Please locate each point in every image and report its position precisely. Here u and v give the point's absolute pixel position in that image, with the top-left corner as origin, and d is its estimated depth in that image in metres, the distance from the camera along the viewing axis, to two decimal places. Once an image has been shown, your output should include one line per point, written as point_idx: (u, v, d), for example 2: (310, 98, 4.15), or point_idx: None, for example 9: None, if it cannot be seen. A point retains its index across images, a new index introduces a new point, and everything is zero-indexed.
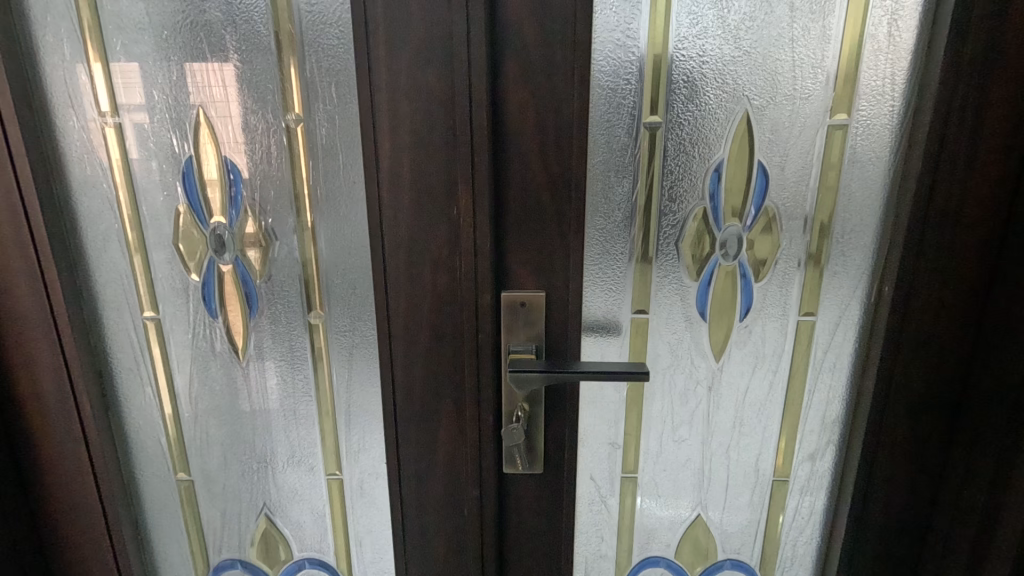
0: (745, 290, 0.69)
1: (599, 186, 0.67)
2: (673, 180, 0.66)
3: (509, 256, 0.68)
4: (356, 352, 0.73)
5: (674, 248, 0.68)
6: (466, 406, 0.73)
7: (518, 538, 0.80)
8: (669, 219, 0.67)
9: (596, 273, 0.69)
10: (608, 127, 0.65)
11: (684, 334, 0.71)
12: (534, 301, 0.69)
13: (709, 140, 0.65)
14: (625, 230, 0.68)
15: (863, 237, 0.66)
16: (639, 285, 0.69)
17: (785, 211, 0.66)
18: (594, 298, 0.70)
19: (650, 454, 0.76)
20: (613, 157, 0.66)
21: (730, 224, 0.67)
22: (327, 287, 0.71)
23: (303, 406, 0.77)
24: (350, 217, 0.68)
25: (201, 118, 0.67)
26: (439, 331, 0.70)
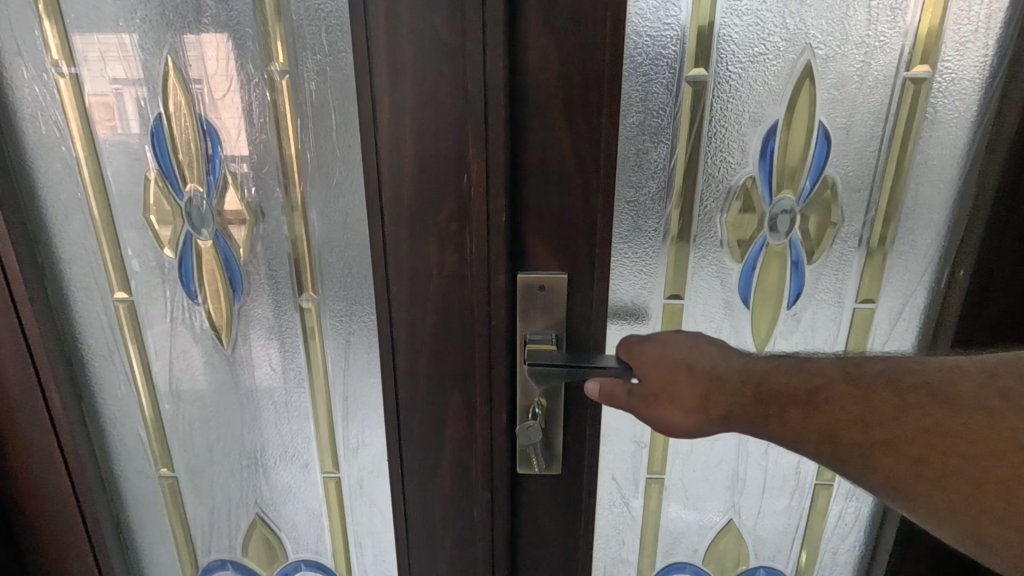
0: (795, 273, 0.61)
1: (631, 153, 0.58)
2: (717, 146, 0.58)
3: (527, 233, 0.59)
4: (353, 339, 0.65)
5: (716, 224, 0.60)
6: (476, 400, 0.65)
7: (532, 542, 0.73)
8: (711, 191, 0.59)
9: (625, 253, 0.61)
10: (644, 82, 0.56)
11: (722, 322, 0.63)
12: (555, 284, 0.60)
13: (762, 99, 0.56)
14: (659, 203, 0.59)
15: (936, 213, 0.58)
16: (673, 268, 0.61)
17: (847, 182, 0.57)
18: (623, 281, 0.62)
19: (679, 455, 0.69)
20: (649, 119, 0.57)
21: (783, 197, 0.59)
22: (320, 267, 0.63)
23: (296, 397, 0.69)
24: (345, 187, 0.59)
25: (170, 68, 0.57)
26: (447, 318, 0.62)
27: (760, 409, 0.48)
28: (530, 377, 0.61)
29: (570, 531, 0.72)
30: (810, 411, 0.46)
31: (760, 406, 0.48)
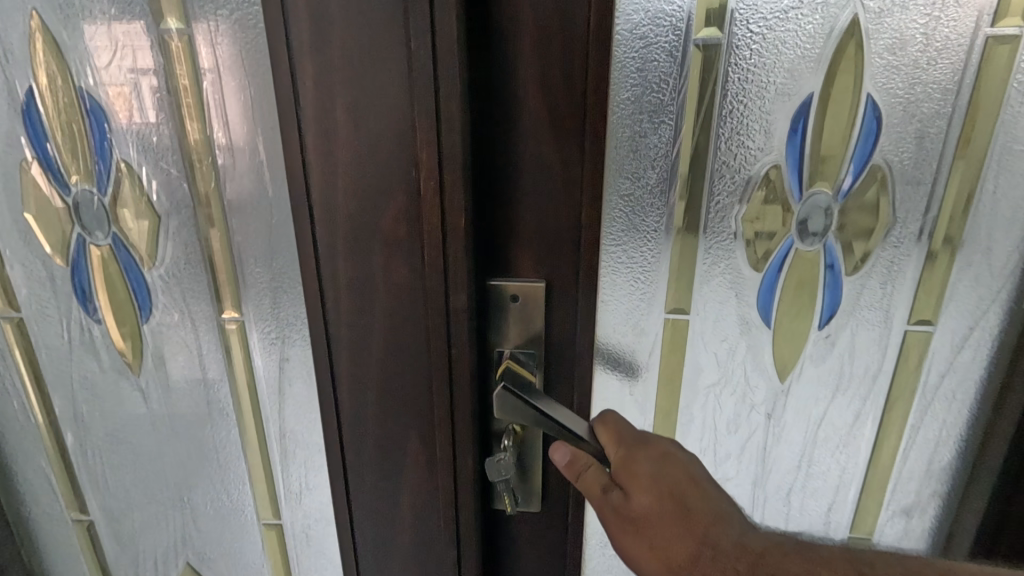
0: (830, 287, 0.51)
1: (624, 136, 0.47)
2: (733, 127, 0.47)
3: (498, 235, 0.49)
4: (287, 365, 0.54)
5: (728, 224, 0.49)
6: (438, 442, 0.53)
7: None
8: (723, 184, 0.48)
9: (616, 259, 0.50)
10: (641, 46, 0.45)
11: (739, 342, 0.53)
12: (532, 293, 0.50)
13: (793, 67, 0.45)
14: (659, 198, 0.48)
15: (1016, 214, 0.48)
16: (676, 276, 0.51)
17: (900, 174, 0.48)
18: (614, 294, 0.51)
19: None
20: (647, 93, 0.46)
21: (817, 189, 0.48)
22: (242, 279, 0.51)
23: (223, 433, 0.58)
24: (265, 179, 0.47)
25: (40, 29, 0.45)
26: (398, 343, 0.50)
27: None
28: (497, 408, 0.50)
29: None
30: None
31: None
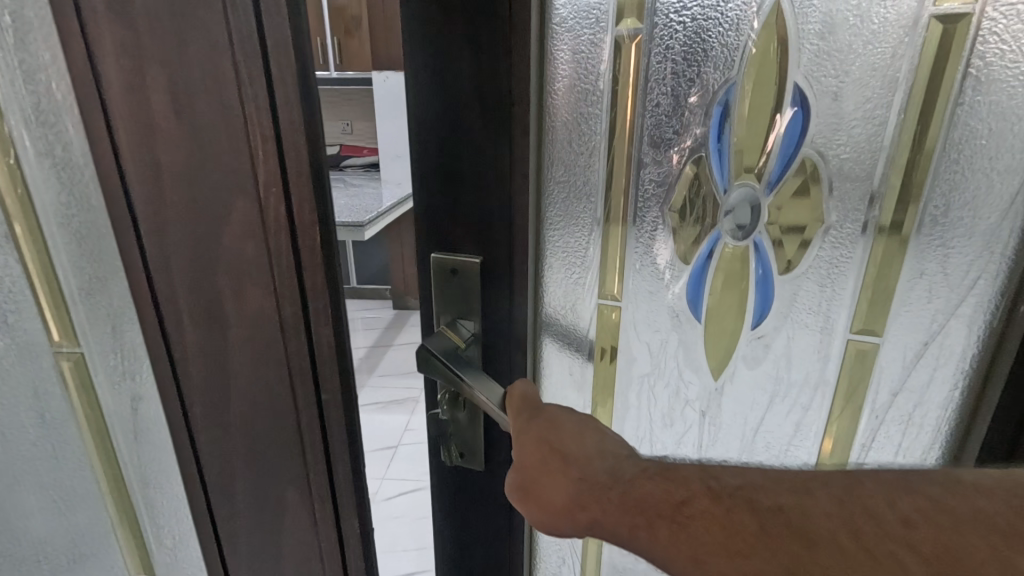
0: (762, 285, 0.47)
1: (557, 137, 0.45)
2: (664, 128, 0.45)
3: (433, 222, 0.46)
4: (139, 406, 0.46)
5: (658, 219, 0.47)
6: (314, 487, 0.47)
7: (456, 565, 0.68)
8: (651, 181, 0.46)
9: (554, 262, 0.49)
10: (569, 36, 0.43)
11: (670, 334, 0.51)
12: (468, 268, 0.46)
13: (721, 50, 0.42)
14: (588, 198, 0.47)
15: (977, 213, 0.42)
16: (614, 281, 0.49)
17: (836, 171, 0.43)
18: (553, 284, 0.50)
19: None
20: (580, 92, 0.44)
21: (742, 181, 0.45)
22: (69, 312, 0.43)
23: (73, 485, 0.50)
24: (84, 189, 0.39)
25: None
26: (262, 383, 0.42)
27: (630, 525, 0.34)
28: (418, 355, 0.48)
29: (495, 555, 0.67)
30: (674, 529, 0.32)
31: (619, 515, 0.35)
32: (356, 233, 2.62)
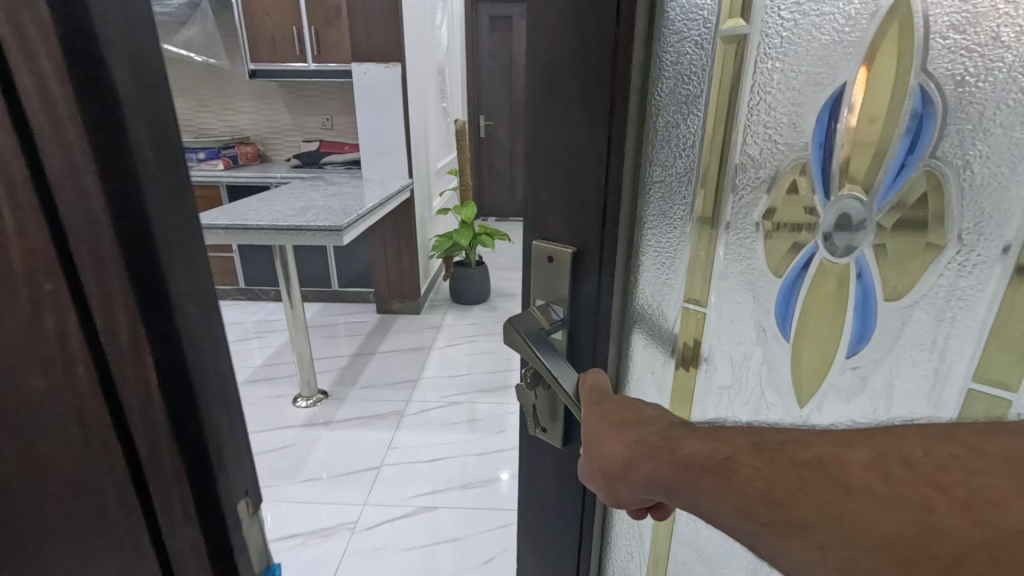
0: (861, 314, 0.66)
1: (662, 141, 0.69)
2: (742, 135, 0.66)
3: (553, 230, 0.74)
4: None
5: (749, 216, 0.69)
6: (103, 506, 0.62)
7: (559, 545, 0.97)
8: (748, 179, 0.68)
9: (658, 228, 0.73)
10: (677, 54, 0.65)
11: (754, 348, 0.74)
12: (562, 255, 0.73)
13: (825, 72, 0.60)
14: (685, 186, 0.71)
15: None
16: (700, 246, 0.73)
17: (965, 179, 0.56)
18: (647, 277, 0.76)
19: None
20: (681, 109, 0.68)
21: (843, 194, 0.63)
22: None
23: None
24: None
25: None
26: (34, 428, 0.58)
27: (679, 477, 0.53)
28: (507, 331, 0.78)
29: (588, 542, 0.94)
30: (721, 469, 0.51)
31: (674, 471, 0.54)
32: (338, 238, 2.75)
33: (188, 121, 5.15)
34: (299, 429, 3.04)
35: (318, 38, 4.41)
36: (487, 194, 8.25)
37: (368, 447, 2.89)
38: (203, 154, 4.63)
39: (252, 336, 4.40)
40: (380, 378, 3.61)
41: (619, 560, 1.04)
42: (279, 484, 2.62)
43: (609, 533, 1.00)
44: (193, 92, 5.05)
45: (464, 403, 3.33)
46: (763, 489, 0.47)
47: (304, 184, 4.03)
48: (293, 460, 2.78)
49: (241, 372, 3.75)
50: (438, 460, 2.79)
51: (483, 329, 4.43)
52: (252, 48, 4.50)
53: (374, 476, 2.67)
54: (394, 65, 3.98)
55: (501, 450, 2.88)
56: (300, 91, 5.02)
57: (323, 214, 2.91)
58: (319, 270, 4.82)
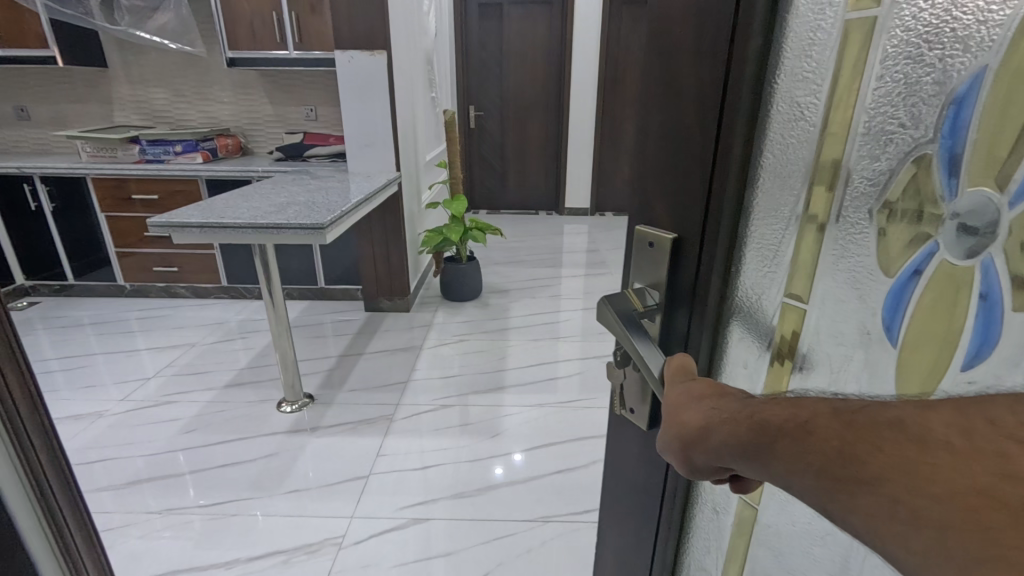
0: (984, 316, 0.50)
1: (778, 129, 0.63)
2: (867, 120, 0.57)
3: (657, 217, 0.73)
4: None
5: (864, 211, 0.59)
6: None
7: (639, 515, 0.98)
8: (866, 175, 0.58)
9: (764, 219, 0.67)
10: (805, 36, 0.59)
11: (857, 352, 0.62)
12: (662, 241, 0.72)
13: (964, 49, 0.48)
14: (796, 180, 0.64)
15: None
16: (808, 242, 0.65)
17: None
18: (749, 273, 0.70)
19: (775, 497, 0.85)
20: (799, 91, 0.61)
21: (980, 190, 0.48)
22: None
23: None
24: None
25: None
26: None
27: (749, 439, 0.46)
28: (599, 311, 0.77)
29: (667, 520, 0.93)
30: (792, 437, 0.42)
31: (745, 430, 0.47)
32: (322, 236, 2.61)
33: (164, 113, 4.93)
34: (283, 437, 2.90)
35: (300, 25, 4.22)
36: (478, 187, 8.09)
37: (356, 455, 2.76)
38: (179, 146, 4.42)
39: (235, 337, 4.24)
40: (368, 380, 3.48)
41: (696, 550, 1.01)
42: (262, 496, 2.49)
43: (689, 520, 0.96)
44: (169, 82, 4.83)
45: (456, 406, 3.21)
46: (833, 450, 0.39)
47: (286, 177, 3.86)
48: (277, 471, 2.65)
49: (222, 375, 3.59)
50: (429, 467, 2.68)
51: (475, 327, 4.31)
52: (229, 35, 4.29)
53: (362, 486, 2.55)
54: (378, 53, 3.80)
55: (494, 455, 2.77)
56: (281, 81, 4.82)
57: (304, 211, 2.76)
58: (304, 267, 4.65)
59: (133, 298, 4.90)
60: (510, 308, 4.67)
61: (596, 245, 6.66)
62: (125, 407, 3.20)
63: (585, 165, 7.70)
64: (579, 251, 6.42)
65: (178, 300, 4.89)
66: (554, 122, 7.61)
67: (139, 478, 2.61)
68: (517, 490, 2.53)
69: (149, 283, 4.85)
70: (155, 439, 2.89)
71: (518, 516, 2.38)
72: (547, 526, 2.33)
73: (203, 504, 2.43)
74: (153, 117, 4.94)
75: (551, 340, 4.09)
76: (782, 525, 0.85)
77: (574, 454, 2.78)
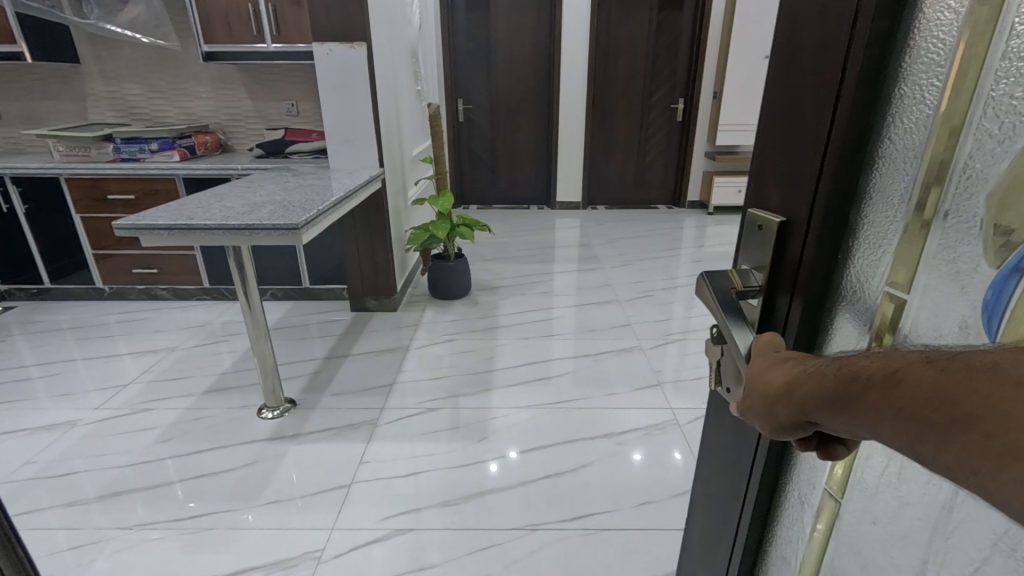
0: None
1: (896, 115, 0.61)
2: (992, 107, 0.54)
3: (769, 201, 0.74)
4: None
5: (976, 202, 0.56)
6: None
7: (729, 487, 1.01)
8: (983, 165, 0.55)
9: (879, 207, 0.66)
10: (932, 18, 0.56)
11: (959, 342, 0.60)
12: (770, 224, 0.73)
13: None
14: (907, 168, 0.61)
15: None
16: (913, 236, 0.63)
17: None
18: (860, 260, 0.69)
19: (861, 488, 0.81)
20: (920, 76, 0.58)
21: None
22: None
23: None
24: None
25: None
26: None
27: (836, 390, 0.47)
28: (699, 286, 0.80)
29: (754, 498, 0.94)
30: (878, 388, 0.43)
31: (832, 384, 0.48)
32: (296, 237, 2.50)
33: (141, 109, 4.78)
34: (263, 445, 2.81)
35: (277, 17, 4.07)
36: (468, 181, 7.96)
37: (338, 463, 2.67)
38: (155, 144, 4.28)
39: (218, 339, 4.13)
40: (353, 384, 3.38)
41: (784, 539, 0.99)
42: (237, 509, 2.39)
43: (779, 504, 0.96)
44: (145, 78, 4.68)
45: (444, 408, 3.12)
46: (915, 395, 0.40)
47: (266, 175, 3.73)
48: (255, 481, 2.55)
49: (202, 380, 3.48)
50: (416, 473, 2.60)
51: (464, 326, 4.21)
52: (204, 28, 4.15)
53: (345, 495, 2.46)
54: (358, 46, 3.67)
55: (481, 460, 2.69)
56: (260, 75, 4.67)
57: (279, 211, 2.65)
58: (288, 267, 4.53)
59: (113, 301, 4.77)
60: (501, 306, 4.57)
61: (589, 239, 6.57)
62: (100, 416, 3.08)
63: (575, 158, 7.57)
64: (572, 245, 6.32)
65: (159, 302, 4.77)
66: (544, 114, 7.49)
67: (113, 490, 2.50)
68: (504, 496, 2.45)
69: (130, 285, 4.73)
70: (130, 449, 2.78)
71: (504, 525, 2.30)
72: (534, 534, 2.26)
73: (175, 519, 2.33)
74: (130, 114, 4.79)
75: (543, 338, 4.00)
76: (862, 523, 0.82)
77: (563, 457, 2.70)
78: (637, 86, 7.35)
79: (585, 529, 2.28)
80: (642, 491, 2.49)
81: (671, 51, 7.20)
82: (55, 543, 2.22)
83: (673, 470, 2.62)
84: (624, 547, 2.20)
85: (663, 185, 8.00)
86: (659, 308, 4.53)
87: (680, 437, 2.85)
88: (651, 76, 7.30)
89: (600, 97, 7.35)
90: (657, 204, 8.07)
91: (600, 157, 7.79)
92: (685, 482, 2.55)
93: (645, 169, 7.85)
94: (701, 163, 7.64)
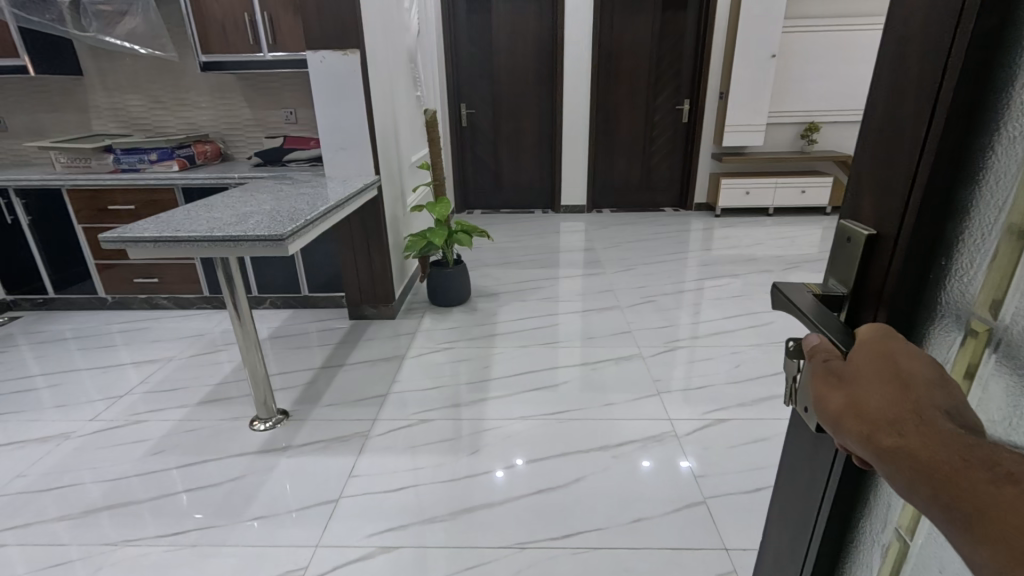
0: None
1: (1009, 124, 0.54)
2: None
3: (861, 209, 0.68)
4: None
5: None
6: None
7: (795, 523, 0.90)
8: None
9: (982, 227, 0.58)
10: None
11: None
12: (859, 236, 0.67)
13: None
14: (1008, 186, 0.55)
15: None
16: (1008, 260, 0.57)
17: None
18: (961, 288, 0.61)
19: (936, 532, 0.74)
20: None
21: None
22: None
23: None
24: None
25: None
26: None
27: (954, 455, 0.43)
28: (776, 303, 0.76)
29: (823, 532, 0.83)
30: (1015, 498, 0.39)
31: (951, 449, 0.43)
32: (282, 249, 2.46)
33: (142, 120, 4.82)
34: (253, 457, 2.78)
35: (272, 25, 4.07)
36: (472, 186, 7.94)
37: (328, 476, 2.63)
38: (154, 154, 4.30)
39: (216, 349, 4.12)
40: (348, 394, 3.34)
41: None
42: (222, 524, 2.36)
43: (851, 546, 0.86)
44: (145, 89, 4.71)
45: (444, 419, 3.06)
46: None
47: (264, 184, 3.72)
48: (242, 495, 2.52)
49: (197, 390, 3.47)
50: (406, 488, 2.54)
51: (463, 334, 4.15)
52: (201, 37, 4.16)
53: (332, 510, 2.42)
54: (351, 53, 3.65)
55: (474, 475, 2.62)
56: (258, 84, 4.68)
57: (266, 221, 2.63)
58: (287, 275, 4.52)
59: (115, 311, 4.80)
60: (500, 313, 4.52)
61: (594, 243, 6.48)
62: (93, 429, 3.07)
63: (580, 161, 7.48)
64: (575, 250, 6.24)
65: (160, 312, 4.79)
66: (548, 118, 7.43)
67: (101, 504, 2.49)
68: (496, 513, 2.38)
69: (131, 294, 4.76)
70: (119, 462, 2.77)
71: (494, 542, 2.24)
72: (523, 553, 2.19)
73: (158, 535, 2.30)
74: (131, 125, 4.83)
75: (544, 346, 3.93)
76: (930, 568, 0.76)
77: (556, 471, 2.63)
78: (641, 88, 7.26)
79: (576, 548, 2.20)
80: (636, 508, 2.41)
81: (676, 53, 7.09)
82: (44, 559, 2.20)
83: (670, 485, 2.53)
84: (616, 567, 2.12)
85: (669, 188, 7.89)
86: (663, 315, 4.42)
87: (679, 451, 2.76)
88: (655, 77, 7.20)
89: (604, 100, 7.30)
90: (664, 207, 7.95)
91: (604, 160, 7.71)
92: (681, 498, 2.46)
93: (651, 172, 7.76)
94: (708, 165, 7.51)
